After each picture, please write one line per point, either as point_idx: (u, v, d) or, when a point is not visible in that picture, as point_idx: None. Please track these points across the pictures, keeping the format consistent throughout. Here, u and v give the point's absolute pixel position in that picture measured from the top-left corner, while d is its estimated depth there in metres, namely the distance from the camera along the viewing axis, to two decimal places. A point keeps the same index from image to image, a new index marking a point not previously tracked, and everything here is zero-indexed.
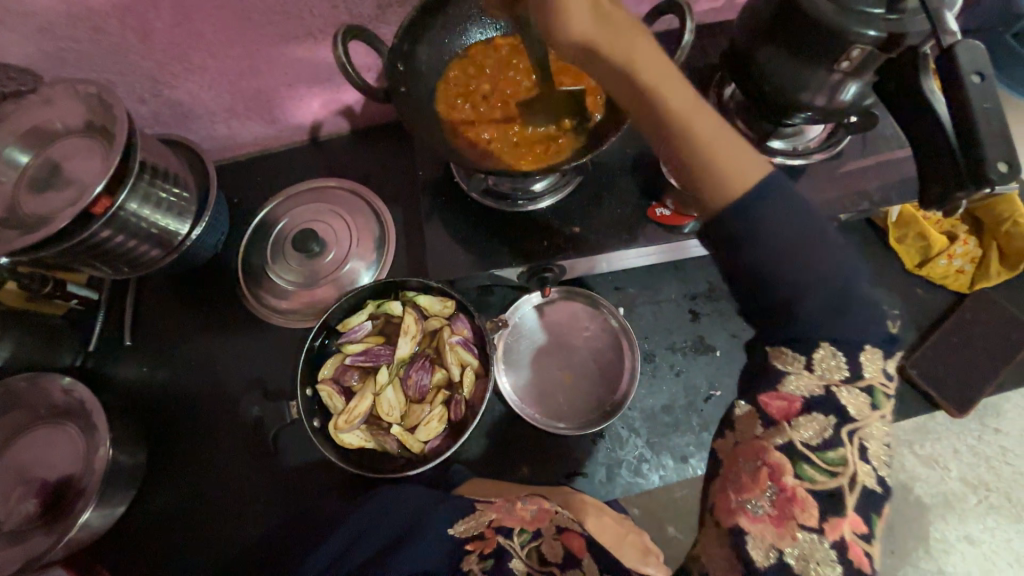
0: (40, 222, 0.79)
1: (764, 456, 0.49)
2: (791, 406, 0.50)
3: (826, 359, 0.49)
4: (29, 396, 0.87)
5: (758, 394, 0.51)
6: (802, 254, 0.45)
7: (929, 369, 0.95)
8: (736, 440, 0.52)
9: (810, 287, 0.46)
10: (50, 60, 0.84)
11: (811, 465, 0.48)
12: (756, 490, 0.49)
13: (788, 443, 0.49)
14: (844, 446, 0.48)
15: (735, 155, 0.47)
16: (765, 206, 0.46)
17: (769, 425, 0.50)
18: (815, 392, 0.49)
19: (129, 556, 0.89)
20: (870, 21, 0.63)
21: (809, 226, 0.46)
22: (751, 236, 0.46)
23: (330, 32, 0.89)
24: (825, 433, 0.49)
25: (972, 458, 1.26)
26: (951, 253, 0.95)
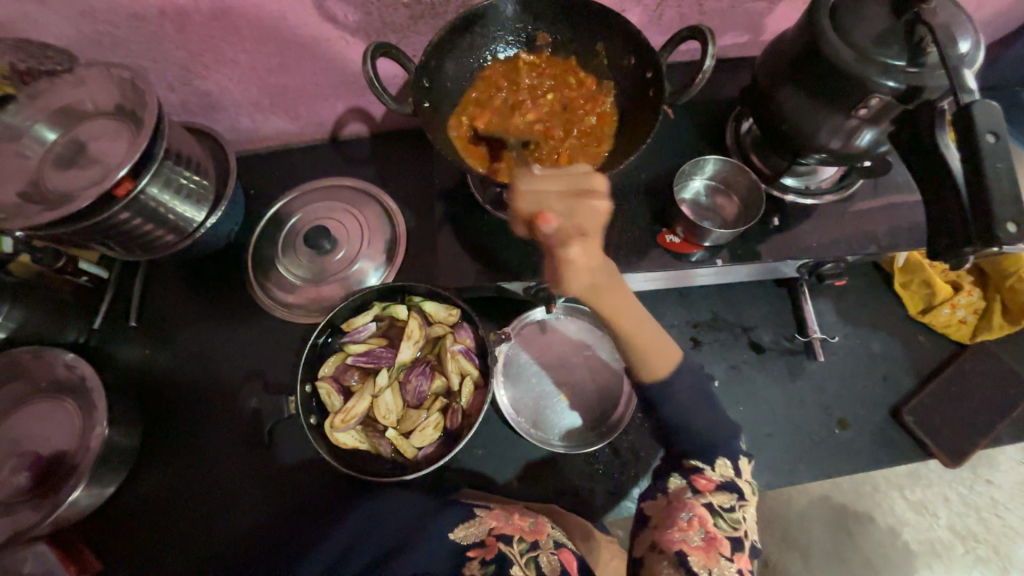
0: (61, 199, 0.80)
1: (694, 509, 0.63)
2: (711, 482, 0.66)
3: (724, 466, 0.67)
4: (34, 368, 0.88)
5: (691, 470, 0.67)
6: (689, 401, 0.68)
7: (926, 417, 0.95)
8: (670, 500, 0.66)
9: (704, 423, 0.68)
10: (86, 42, 0.86)
11: (722, 521, 0.63)
12: (690, 530, 0.62)
13: (709, 503, 0.64)
14: (738, 513, 0.65)
15: (660, 353, 0.68)
16: (674, 380, 0.68)
17: (696, 491, 0.65)
18: (723, 474, 0.66)
19: (112, 537, 0.89)
20: (889, 72, 0.65)
21: (699, 392, 0.69)
22: (664, 398, 0.68)
23: (361, 38, 0.90)
24: (734, 504, 0.65)
25: (962, 508, 1.26)
26: (954, 302, 0.96)
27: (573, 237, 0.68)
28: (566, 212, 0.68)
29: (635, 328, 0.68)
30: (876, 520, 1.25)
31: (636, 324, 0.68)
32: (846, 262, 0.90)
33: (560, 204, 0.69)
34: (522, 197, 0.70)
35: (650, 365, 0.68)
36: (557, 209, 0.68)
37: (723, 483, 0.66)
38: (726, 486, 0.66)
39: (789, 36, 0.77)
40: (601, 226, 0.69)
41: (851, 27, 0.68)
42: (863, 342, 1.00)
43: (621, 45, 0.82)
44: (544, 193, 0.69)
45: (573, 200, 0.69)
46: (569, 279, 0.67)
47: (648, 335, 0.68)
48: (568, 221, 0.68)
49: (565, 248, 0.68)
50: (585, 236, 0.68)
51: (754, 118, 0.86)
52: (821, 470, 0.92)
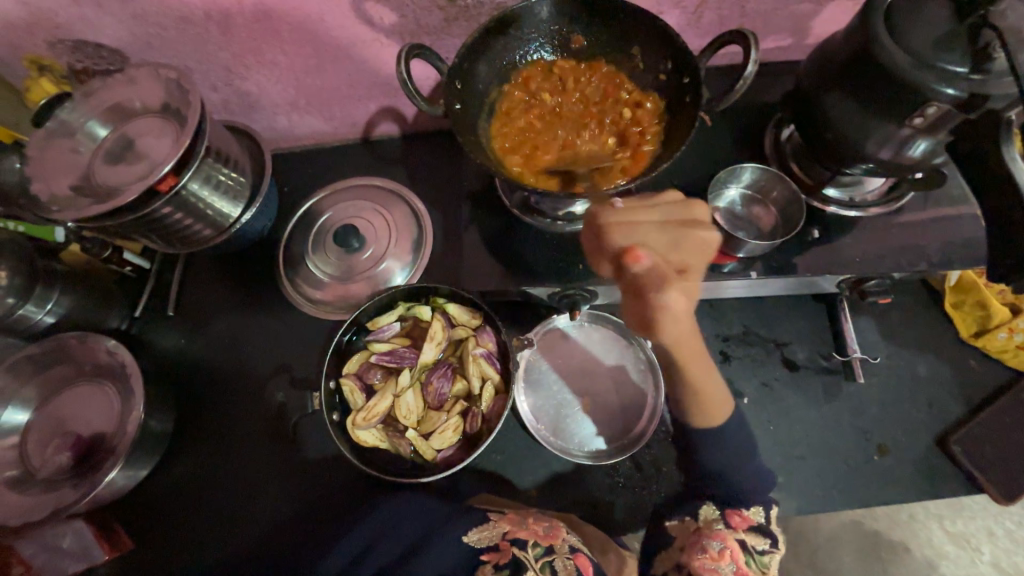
0: (109, 192, 0.84)
1: (726, 541, 0.68)
2: (745, 520, 0.71)
3: (760, 511, 0.72)
4: (77, 353, 0.92)
5: (727, 506, 0.72)
6: (734, 455, 0.74)
7: (975, 447, 0.88)
8: (699, 528, 0.71)
9: (742, 475, 0.74)
10: (138, 43, 0.90)
11: (752, 563, 0.68)
12: (720, 561, 0.66)
13: (740, 539, 0.69)
14: (767, 557, 0.69)
15: (717, 400, 0.74)
16: (727, 433, 0.75)
17: (728, 525, 0.70)
18: (758, 516, 0.72)
19: (144, 519, 0.93)
20: (950, 79, 0.61)
21: (744, 445, 0.75)
22: (711, 445, 0.74)
23: (396, 40, 0.91)
24: (764, 549, 0.70)
25: (1010, 545, 1.17)
26: (1013, 326, 0.87)
27: (671, 281, 0.64)
28: (663, 251, 0.66)
29: (703, 383, 0.72)
30: (912, 550, 1.17)
31: (705, 380, 0.72)
32: (892, 279, 0.84)
33: (661, 239, 0.66)
34: (625, 231, 0.67)
35: (706, 414, 0.74)
36: (655, 242, 0.66)
37: (758, 525, 0.71)
38: (761, 529, 0.71)
39: (838, 40, 0.73)
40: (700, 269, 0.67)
41: (908, 31, 0.64)
42: (907, 364, 0.94)
43: (659, 47, 0.80)
44: (637, 228, 0.67)
45: (681, 244, 0.66)
46: (665, 324, 0.65)
47: (716, 390, 0.74)
48: (667, 259, 0.66)
49: (660, 292, 0.63)
50: (681, 276, 0.66)
51: (797, 125, 0.82)
52: (856, 498, 0.87)
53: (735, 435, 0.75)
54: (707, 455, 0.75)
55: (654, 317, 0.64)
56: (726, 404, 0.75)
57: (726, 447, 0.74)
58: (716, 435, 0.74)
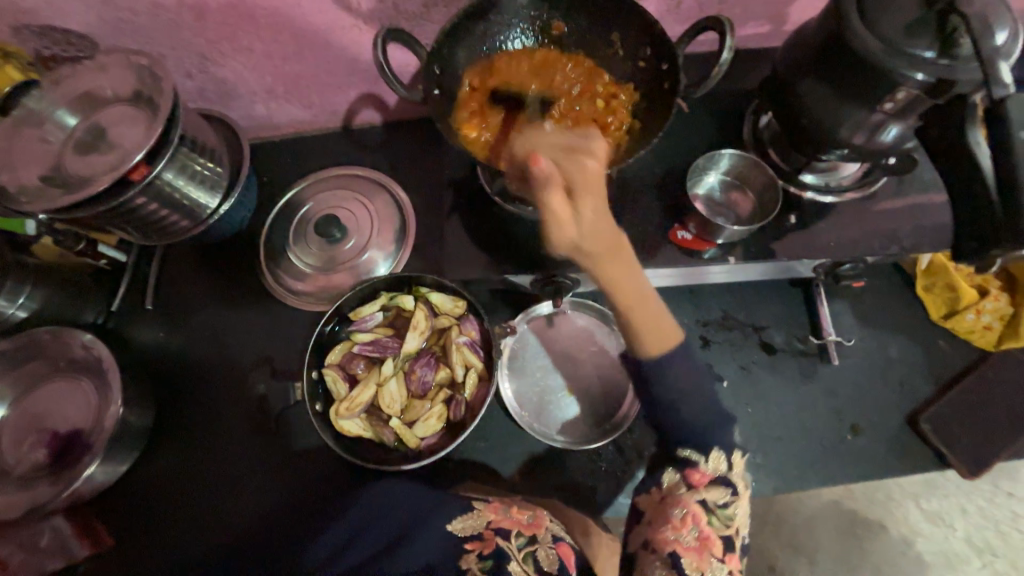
0: (81, 182, 0.82)
1: (687, 506, 0.64)
2: (705, 478, 0.65)
3: (717, 459, 0.66)
4: (52, 348, 0.90)
5: (687, 466, 0.66)
6: (686, 387, 0.66)
7: (944, 425, 0.92)
8: (664, 495, 0.66)
9: (696, 412, 0.66)
10: (108, 29, 0.87)
11: (714, 519, 0.64)
12: (683, 528, 0.63)
13: (702, 499, 0.64)
14: (731, 509, 0.65)
15: (657, 327, 0.65)
16: (670, 363, 0.65)
17: (691, 487, 0.65)
18: (717, 469, 0.66)
19: (127, 515, 0.92)
20: (919, 64, 0.62)
21: (693, 377, 0.66)
22: (657, 377, 0.65)
23: (374, 26, 0.90)
24: (727, 500, 0.65)
25: (980, 520, 1.22)
26: (979, 307, 0.91)
27: (558, 184, 0.60)
28: (556, 160, 0.62)
29: (633, 303, 0.63)
30: (888, 528, 1.21)
31: (643, 305, 0.64)
32: (865, 263, 0.87)
33: (554, 153, 0.63)
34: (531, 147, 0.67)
35: (646, 340, 0.65)
36: (548, 153, 0.63)
37: (719, 480, 0.65)
38: (722, 481, 0.66)
39: (812, 27, 0.74)
40: (597, 184, 0.61)
41: (879, 17, 0.65)
42: (880, 346, 0.97)
43: (637, 33, 0.80)
44: (539, 142, 0.67)
45: (574, 154, 0.63)
46: (555, 226, 0.60)
47: (653, 314, 0.64)
48: (559, 169, 0.61)
49: (543, 193, 0.60)
50: (573, 177, 0.60)
51: (773, 111, 0.83)
52: (831, 476, 0.90)
53: (678, 365, 0.66)
54: (662, 396, 0.66)
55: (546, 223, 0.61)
56: (670, 334, 0.65)
57: (675, 382, 0.65)
58: (666, 370, 0.65)
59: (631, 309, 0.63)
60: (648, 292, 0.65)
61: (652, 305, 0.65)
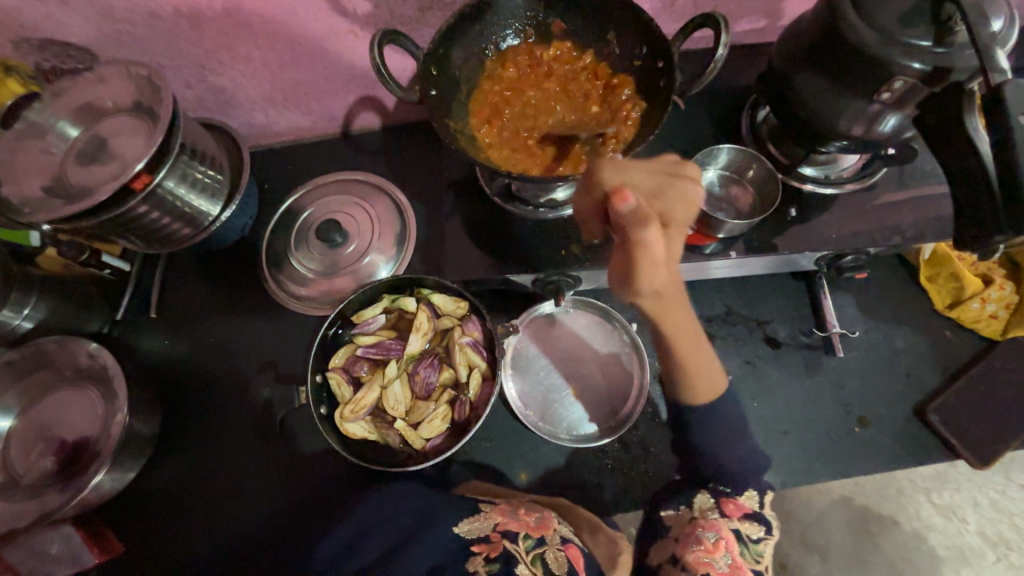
0: (83, 193, 0.83)
1: (721, 532, 0.68)
2: (739, 510, 0.70)
3: (752, 495, 0.72)
4: (57, 357, 0.91)
5: (721, 495, 0.71)
6: (727, 430, 0.72)
7: (952, 416, 0.91)
8: (693, 518, 0.71)
9: (737, 455, 0.72)
10: (107, 41, 0.88)
11: (745, 550, 0.68)
12: (717, 553, 0.66)
13: (736, 529, 0.68)
14: (763, 545, 0.69)
15: (707, 377, 0.71)
16: (716, 411, 0.72)
17: (724, 515, 0.69)
18: (752, 504, 0.71)
19: (135, 522, 0.92)
20: (915, 53, 0.62)
21: (738, 421, 0.72)
22: (700, 423, 0.72)
23: (370, 31, 0.91)
24: (760, 536, 0.69)
25: (993, 513, 1.20)
26: (985, 296, 0.91)
27: (655, 222, 0.60)
28: (651, 195, 0.61)
29: (692, 353, 0.69)
30: (900, 523, 1.20)
31: (695, 348, 0.69)
32: (867, 254, 0.86)
33: (649, 182, 0.61)
34: (616, 170, 0.62)
35: (697, 391, 0.72)
36: (642, 184, 0.61)
37: (754, 515, 0.70)
38: (756, 515, 0.71)
39: (807, 19, 0.74)
40: (690, 219, 0.62)
41: (874, 8, 0.65)
42: (885, 337, 0.96)
43: (633, 30, 0.80)
44: (630, 170, 0.62)
45: (668, 188, 0.61)
46: (650, 268, 0.60)
47: (705, 362, 0.70)
48: (652, 204, 0.61)
49: (642, 229, 0.58)
50: (665, 214, 0.61)
51: (770, 105, 0.83)
52: (840, 470, 0.89)
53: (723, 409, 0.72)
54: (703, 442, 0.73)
55: (635, 262, 0.60)
56: (717, 381, 0.72)
57: (716, 428, 0.72)
58: (708, 418, 0.72)
59: (687, 355, 0.69)
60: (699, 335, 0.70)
61: (703, 352, 0.71)
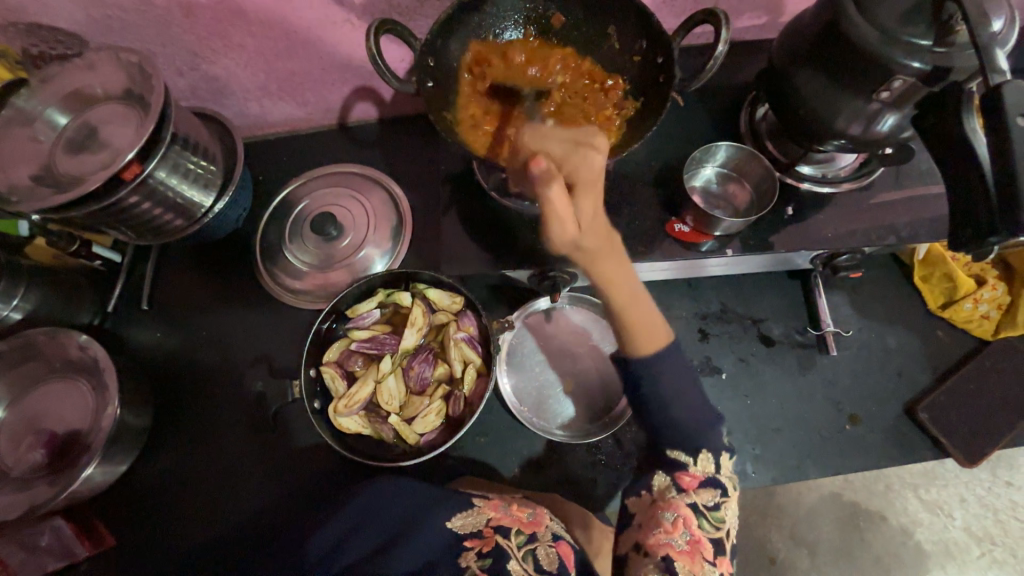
0: (72, 182, 0.81)
1: (678, 509, 0.63)
2: (695, 479, 0.65)
3: (705, 462, 0.65)
4: (47, 349, 0.90)
5: (676, 469, 0.65)
6: (676, 385, 0.65)
7: (942, 414, 0.92)
8: (655, 499, 0.66)
9: (687, 416, 0.65)
10: (97, 26, 0.86)
11: (706, 522, 0.63)
12: (674, 532, 0.62)
13: (693, 502, 0.63)
14: (723, 509, 0.65)
15: (647, 327, 0.66)
16: (657, 363, 0.66)
17: (681, 491, 0.64)
18: (708, 468, 0.65)
19: (126, 515, 0.91)
20: (915, 52, 0.62)
21: (685, 373, 0.66)
22: (647, 377, 0.65)
23: (367, 20, 0.89)
24: (717, 501, 0.64)
25: (978, 509, 1.22)
26: (978, 296, 0.92)
27: (559, 177, 0.67)
28: (560, 158, 0.69)
29: (624, 301, 0.66)
30: (888, 519, 1.22)
31: (628, 289, 0.66)
32: (862, 254, 0.87)
33: (560, 149, 0.70)
34: (540, 141, 0.73)
35: (639, 342, 0.66)
36: (553, 150, 0.70)
37: (712, 481, 0.65)
38: (716, 478, 0.65)
39: (809, 15, 0.73)
40: (597, 181, 0.67)
41: (876, 6, 0.65)
42: (878, 337, 0.97)
43: (632, 25, 0.79)
44: (546, 139, 0.73)
45: (578, 151, 0.69)
46: (554, 215, 0.65)
47: (639, 305, 0.66)
48: (561, 164, 0.68)
49: (546, 187, 0.66)
50: (574, 173, 0.67)
51: (770, 102, 0.83)
52: (830, 467, 0.90)
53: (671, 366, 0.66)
54: (660, 399, 0.65)
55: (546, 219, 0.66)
56: (659, 331, 0.67)
57: (672, 382, 0.65)
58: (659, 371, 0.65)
59: (622, 299, 0.66)
60: (634, 274, 0.67)
61: (639, 295, 0.67)
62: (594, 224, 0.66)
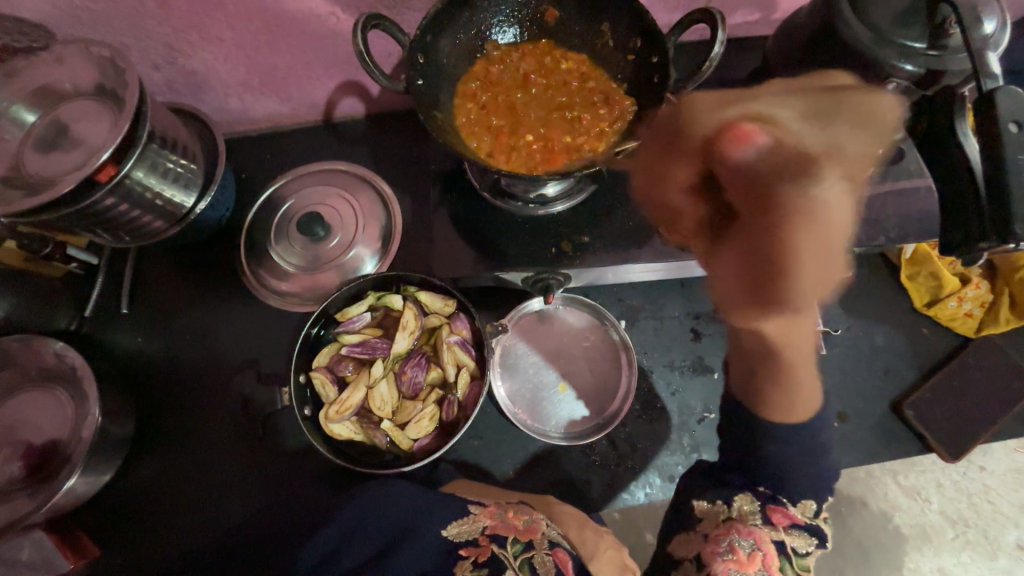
0: (44, 184, 0.78)
1: (758, 542, 0.67)
2: (788, 521, 0.69)
3: (808, 507, 0.71)
4: (22, 357, 0.87)
5: (769, 503, 0.70)
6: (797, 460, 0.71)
7: (926, 410, 0.94)
8: (732, 519, 0.70)
9: (799, 474, 0.71)
10: (63, 18, 0.81)
11: (785, 563, 0.67)
12: (748, 567, 0.65)
13: (778, 541, 0.67)
14: (806, 560, 0.68)
15: (805, 401, 0.70)
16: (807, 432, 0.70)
17: (767, 524, 0.68)
18: (807, 515, 0.70)
19: (111, 525, 0.89)
20: (910, 54, 0.62)
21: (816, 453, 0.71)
22: (787, 445, 0.70)
23: (352, 13, 0.86)
24: (808, 550, 0.68)
25: (955, 494, 1.26)
26: (961, 295, 0.94)
27: (790, 172, 0.59)
28: (800, 137, 0.62)
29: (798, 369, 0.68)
30: (870, 505, 1.25)
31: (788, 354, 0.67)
32: (852, 253, 0.87)
33: (818, 129, 0.62)
34: (740, 108, 0.66)
35: (781, 414, 0.70)
36: (802, 131, 0.62)
37: (810, 533, 0.69)
38: (809, 526, 0.69)
39: (803, 15, 0.72)
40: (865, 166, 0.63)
41: (871, 4, 0.64)
42: (866, 335, 0.98)
43: (626, 23, 0.78)
44: (780, 115, 0.65)
45: (833, 120, 0.63)
46: (818, 216, 0.59)
47: (783, 373, 0.68)
48: (782, 144, 0.60)
49: (819, 185, 0.60)
50: (843, 165, 0.61)
51: None
52: None
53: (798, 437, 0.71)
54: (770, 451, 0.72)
55: (779, 220, 0.60)
56: (807, 408, 0.70)
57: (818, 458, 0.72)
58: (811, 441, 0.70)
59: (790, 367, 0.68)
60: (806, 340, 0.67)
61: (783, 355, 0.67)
62: (828, 241, 0.59)
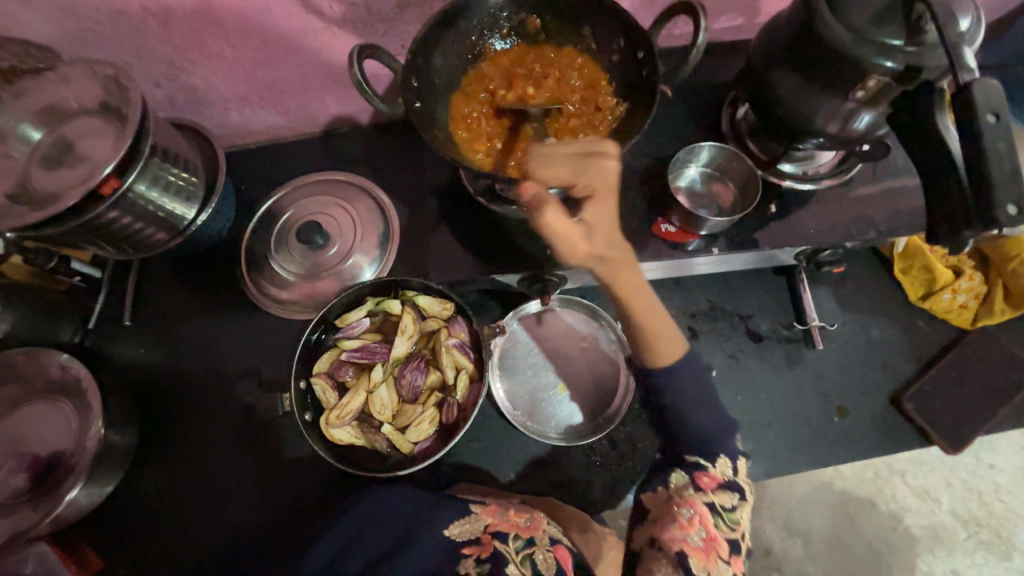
0: (49, 199, 0.79)
1: (695, 506, 0.67)
2: (713, 481, 0.70)
3: (722, 466, 0.72)
4: (26, 369, 0.88)
5: (695, 473, 0.71)
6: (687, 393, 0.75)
7: (926, 403, 0.94)
8: (671, 496, 0.69)
9: (706, 421, 0.74)
10: (70, 39, 0.84)
11: (720, 522, 0.68)
12: (690, 529, 0.65)
13: (710, 501, 0.68)
14: (737, 515, 0.69)
15: (667, 342, 0.76)
16: (681, 374, 0.75)
17: (698, 489, 0.69)
18: (725, 472, 0.72)
19: (115, 537, 0.89)
20: (888, 51, 0.63)
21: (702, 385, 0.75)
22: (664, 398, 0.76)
23: (348, 28, 0.88)
24: (733, 505, 0.69)
25: (964, 492, 1.25)
26: (955, 287, 0.94)
27: (550, 202, 0.73)
28: (565, 175, 0.73)
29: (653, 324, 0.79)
30: (878, 505, 1.24)
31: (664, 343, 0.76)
32: (844, 249, 0.88)
33: (570, 166, 0.73)
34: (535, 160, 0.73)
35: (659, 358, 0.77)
36: (562, 171, 0.73)
37: (731, 488, 0.71)
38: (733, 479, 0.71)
39: (784, 18, 0.75)
40: (608, 188, 0.75)
41: (848, 7, 0.66)
42: (863, 329, 0.99)
43: (610, 29, 0.80)
44: (554, 156, 0.73)
45: (585, 164, 0.73)
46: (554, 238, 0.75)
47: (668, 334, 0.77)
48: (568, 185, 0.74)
49: (543, 212, 0.73)
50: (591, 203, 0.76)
51: (751, 103, 0.84)
52: (820, 459, 0.92)
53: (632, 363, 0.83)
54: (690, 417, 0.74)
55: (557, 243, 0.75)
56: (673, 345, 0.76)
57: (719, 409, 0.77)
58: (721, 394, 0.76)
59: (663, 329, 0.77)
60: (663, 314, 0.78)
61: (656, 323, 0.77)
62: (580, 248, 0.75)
